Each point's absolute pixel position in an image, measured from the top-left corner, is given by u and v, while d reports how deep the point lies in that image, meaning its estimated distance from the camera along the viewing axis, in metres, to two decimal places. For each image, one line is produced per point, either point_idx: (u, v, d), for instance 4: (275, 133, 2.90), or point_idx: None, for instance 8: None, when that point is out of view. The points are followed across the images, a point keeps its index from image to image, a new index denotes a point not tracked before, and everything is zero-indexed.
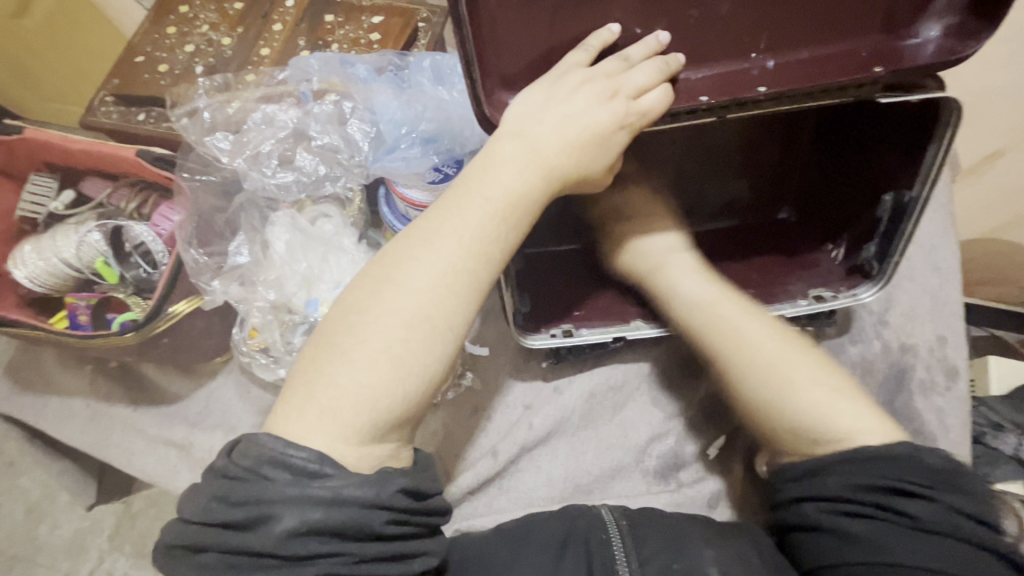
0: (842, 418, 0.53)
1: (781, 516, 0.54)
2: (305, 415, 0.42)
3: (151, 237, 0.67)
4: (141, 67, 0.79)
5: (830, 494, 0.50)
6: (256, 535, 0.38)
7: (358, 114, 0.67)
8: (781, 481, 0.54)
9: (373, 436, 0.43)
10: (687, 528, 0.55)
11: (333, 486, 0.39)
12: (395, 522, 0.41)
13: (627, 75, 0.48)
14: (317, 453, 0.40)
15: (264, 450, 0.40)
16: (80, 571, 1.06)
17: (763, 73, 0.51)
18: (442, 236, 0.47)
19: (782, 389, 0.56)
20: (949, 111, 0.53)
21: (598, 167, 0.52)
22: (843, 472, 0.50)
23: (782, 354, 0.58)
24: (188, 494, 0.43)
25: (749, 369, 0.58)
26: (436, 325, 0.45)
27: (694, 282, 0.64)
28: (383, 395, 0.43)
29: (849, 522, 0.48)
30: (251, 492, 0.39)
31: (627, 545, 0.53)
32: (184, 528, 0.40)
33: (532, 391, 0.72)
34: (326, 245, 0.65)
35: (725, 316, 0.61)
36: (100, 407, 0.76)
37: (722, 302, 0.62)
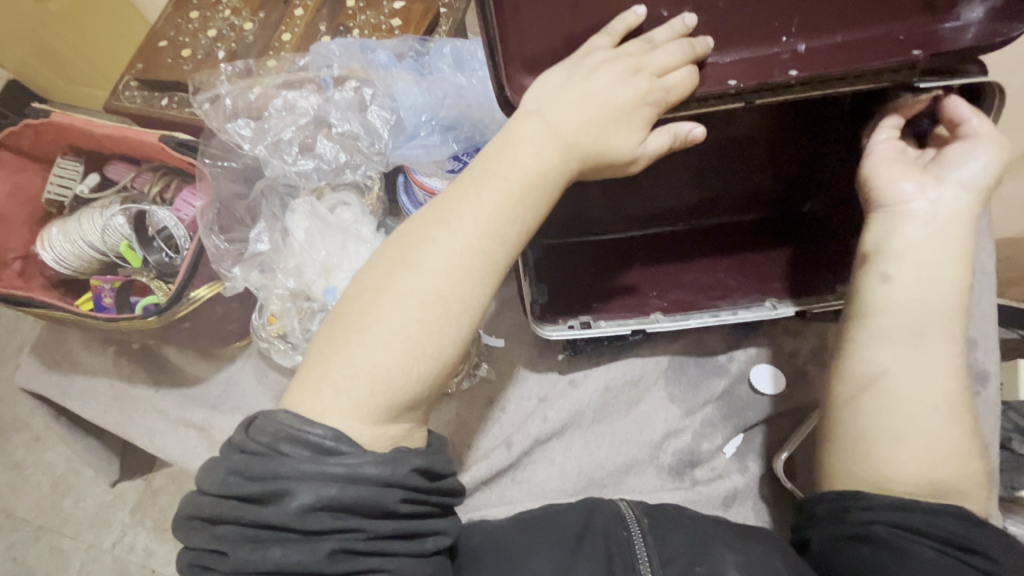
0: (974, 486, 0.49)
1: (843, 531, 0.50)
2: (320, 393, 0.42)
3: (173, 222, 0.68)
4: (164, 51, 0.79)
5: (925, 530, 0.47)
6: (273, 509, 0.38)
7: (378, 101, 0.66)
8: (861, 504, 0.49)
9: (388, 416, 0.43)
10: (711, 529, 0.54)
11: (349, 463, 0.39)
12: (409, 500, 0.41)
13: (651, 54, 0.46)
14: (333, 431, 0.40)
15: (282, 426, 0.40)
16: (104, 542, 1.09)
17: (795, 57, 0.50)
18: (458, 216, 0.45)
19: (940, 449, 0.49)
20: (990, 94, 0.51)
21: (625, 143, 0.48)
22: (938, 516, 0.47)
23: (953, 398, 0.50)
24: (204, 466, 0.42)
25: (902, 401, 0.50)
26: (451, 307, 0.44)
27: (914, 287, 0.52)
28: (397, 376, 0.42)
29: (925, 548, 0.46)
30: (267, 467, 0.39)
31: (648, 539, 0.53)
32: (200, 500, 0.41)
33: (546, 383, 0.72)
34: (344, 234, 0.65)
35: (930, 342, 0.51)
36: (123, 387, 0.77)
37: (945, 329, 0.51)
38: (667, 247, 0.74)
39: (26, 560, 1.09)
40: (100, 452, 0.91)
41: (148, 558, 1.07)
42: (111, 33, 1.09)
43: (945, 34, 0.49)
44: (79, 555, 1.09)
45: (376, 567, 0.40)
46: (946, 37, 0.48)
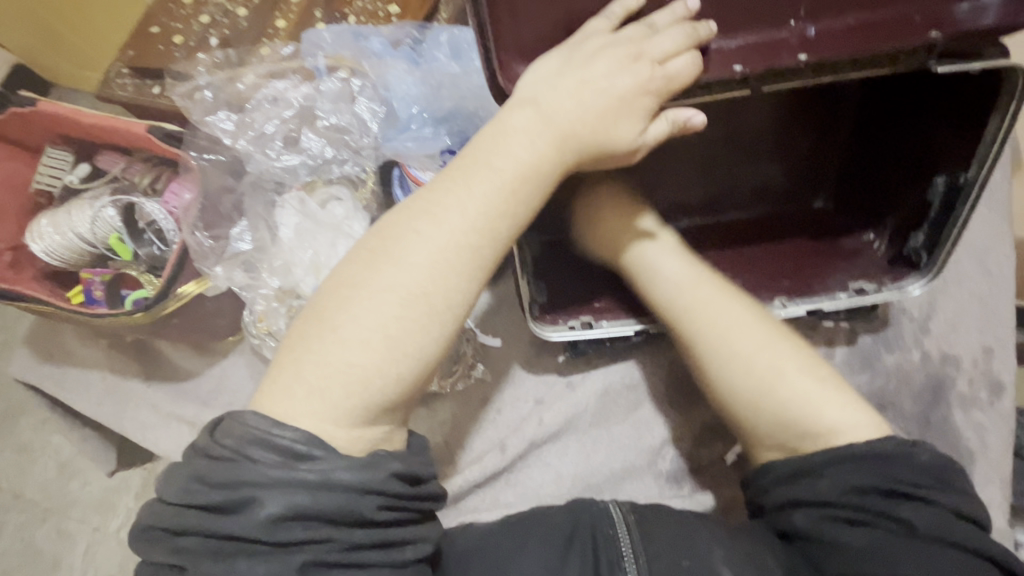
0: (827, 402, 0.51)
1: (772, 524, 0.51)
2: (291, 392, 0.40)
3: (163, 215, 0.66)
4: (156, 37, 0.77)
5: (817, 497, 0.48)
6: (240, 517, 0.36)
7: (367, 92, 0.65)
8: (769, 483, 0.52)
9: (363, 419, 0.41)
10: (698, 526, 0.51)
11: (321, 468, 0.37)
12: (386, 507, 0.39)
13: (652, 40, 0.44)
14: (305, 433, 0.38)
15: (249, 430, 0.38)
16: (105, 529, 1.10)
17: (803, 42, 0.46)
18: (444, 208, 0.43)
19: (763, 380, 0.53)
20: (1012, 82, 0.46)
21: (626, 134, 0.45)
22: (834, 465, 0.48)
23: (772, 339, 0.55)
24: (168, 470, 0.40)
25: (723, 367, 0.55)
26: (433, 304, 0.42)
27: (672, 261, 0.59)
28: (374, 377, 0.40)
29: (847, 531, 0.46)
30: (233, 473, 0.37)
31: (634, 539, 0.50)
32: (162, 510, 0.39)
33: (543, 384, 0.70)
34: (335, 231, 0.63)
35: (708, 302, 0.57)
36: (116, 380, 0.76)
37: (698, 283, 0.58)
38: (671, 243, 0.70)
39: (30, 544, 1.10)
40: (99, 442, 0.91)
41: None
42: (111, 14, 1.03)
43: (964, 15, 0.44)
44: (81, 540, 1.09)
45: None
46: (965, 18, 0.44)
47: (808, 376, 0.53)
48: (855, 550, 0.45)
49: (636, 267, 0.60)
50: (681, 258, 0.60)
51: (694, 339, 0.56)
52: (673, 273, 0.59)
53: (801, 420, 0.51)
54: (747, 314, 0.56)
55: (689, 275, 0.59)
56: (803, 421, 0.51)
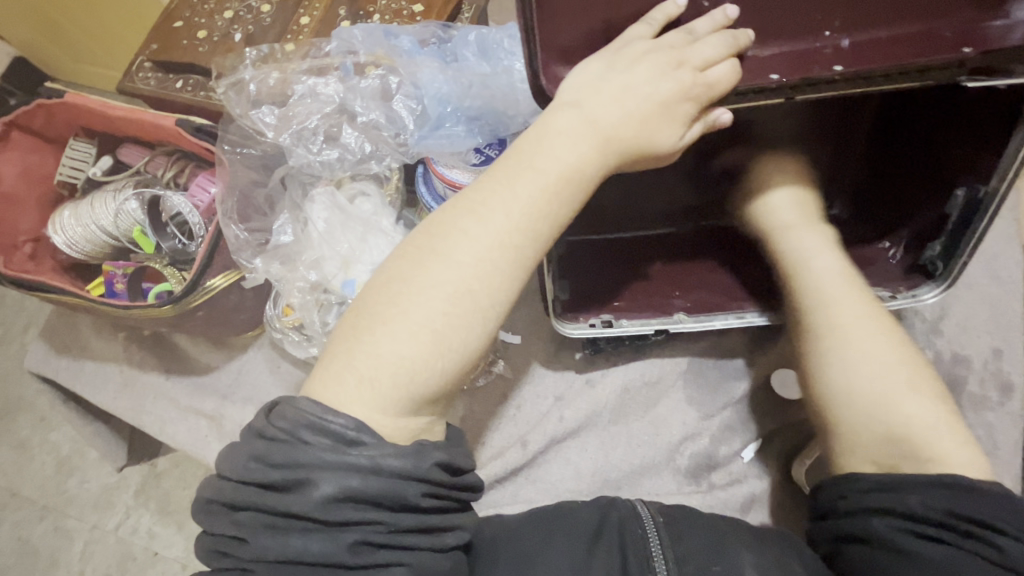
0: (939, 433, 0.48)
1: (838, 527, 0.48)
2: (344, 382, 0.41)
3: (188, 208, 0.66)
4: (179, 32, 0.77)
5: (904, 507, 0.45)
6: (294, 497, 0.37)
7: (403, 90, 0.65)
8: (853, 489, 0.49)
9: (410, 408, 0.42)
10: (727, 530, 0.52)
11: (372, 454, 0.38)
12: (430, 495, 0.40)
13: (694, 47, 0.45)
14: (355, 421, 0.39)
15: (303, 415, 0.39)
16: (107, 523, 1.09)
17: (836, 53, 0.47)
18: (490, 208, 0.44)
19: (880, 396, 0.51)
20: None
21: (664, 139, 0.47)
22: (927, 488, 0.45)
23: (896, 351, 0.53)
24: (225, 450, 0.42)
25: (835, 384, 0.53)
26: (478, 302, 0.43)
27: (830, 256, 0.58)
28: (423, 370, 0.41)
29: (924, 544, 0.44)
30: (290, 455, 0.38)
31: (663, 539, 0.51)
32: (221, 485, 0.40)
33: (563, 381, 0.71)
34: (365, 226, 0.64)
35: (850, 296, 0.55)
36: (133, 373, 0.76)
37: (857, 291, 0.56)
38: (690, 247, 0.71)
39: (30, 539, 1.09)
40: (108, 437, 0.91)
41: (151, 542, 1.07)
42: (128, 18, 1.03)
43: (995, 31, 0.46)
44: (82, 535, 1.09)
45: (395, 561, 0.39)
46: (995, 35, 0.45)
47: (930, 399, 0.50)
48: (934, 566, 0.43)
49: (789, 253, 0.59)
50: (835, 257, 0.58)
51: (836, 327, 0.54)
52: (834, 266, 0.57)
53: (904, 427, 0.49)
54: (871, 311, 0.54)
55: (842, 271, 0.57)
56: (908, 425, 0.49)
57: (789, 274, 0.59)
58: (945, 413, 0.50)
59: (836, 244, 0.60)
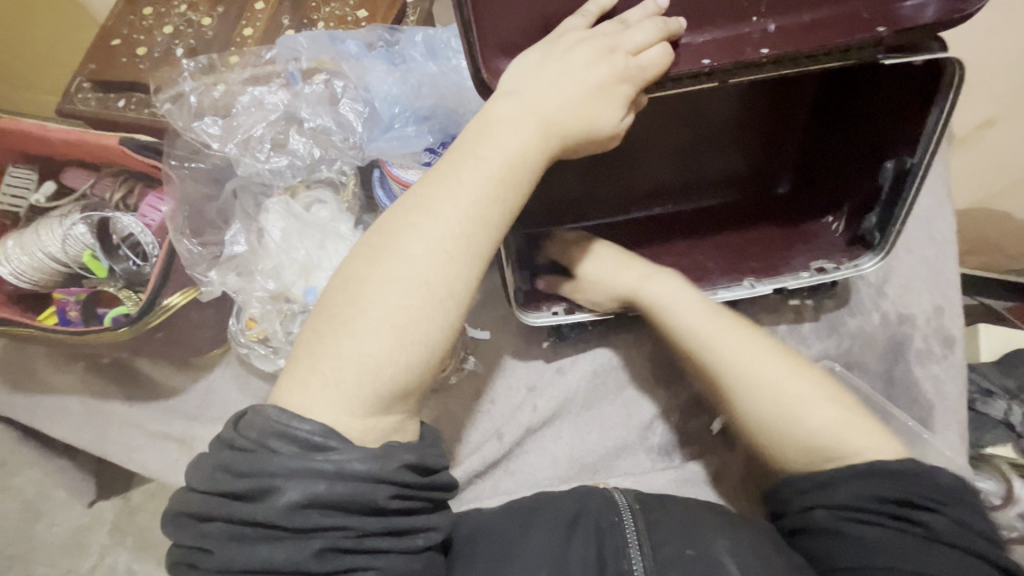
0: (849, 429, 0.51)
1: (793, 523, 0.51)
2: (308, 385, 0.40)
3: (139, 228, 0.65)
4: (118, 50, 0.75)
5: (830, 501, 0.49)
6: (260, 506, 0.36)
7: (350, 93, 0.66)
8: (791, 493, 0.52)
9: (381, 406, 0.41)
10: (704, 516, 0.53)
11: (337, 459, 0.37)
12: (398, 496, 0.39)
13: (625, 34, 0.46)
14: (322, 425, 0.39)
15: (269, 422, 0.38)
16: (82, 567, 1.05)
17: (764, 37, 0.50)
18: (438, 202, 0.44)
19: (786, 410, 0.53)
20: (950, 74, 0.51)
21: (604, 121, 0.48)
22: (852, 479, 0.48)
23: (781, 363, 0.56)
24: (195, 461, 0.41)
25: (772, 430, 0.53)
26: (435, 293, 0.43)
27: (686, 295, 0.61)
28: (387, 364, 0.41)
29: (857, 527, 0.47)
30: (256, 463, 0.37)
31: (640, 526, 0.52)
32: (190, 495, 0.39)
33: (533, 371, 0.72)
34: (322, 232, 0.63)
35: (720, 332, 0.58)
36: (95, 403, 0.74)
37: (717, 316, 0.59)
38: (652, 231, 0.74)
39: None
40: (75, 473, 0.88)
41: None
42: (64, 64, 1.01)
43: (908, 11, 0.49)
44: None
45: (367, 559, 0.38)
46: (907, 15, 0.49)
47: (830, 404, 0.53)
48: (865, 546, 0.46)
49: (652, 305, 0.62)
50: (694, 292, 0.62)
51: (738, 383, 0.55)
52: (689, 306, 0.60)
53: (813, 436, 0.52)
54: (743, 333, 0.58)
55: (705, 309, 0.60)
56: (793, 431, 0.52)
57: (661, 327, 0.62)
58: (841, 408, 0.52)
59: (686, 280, 0.63)
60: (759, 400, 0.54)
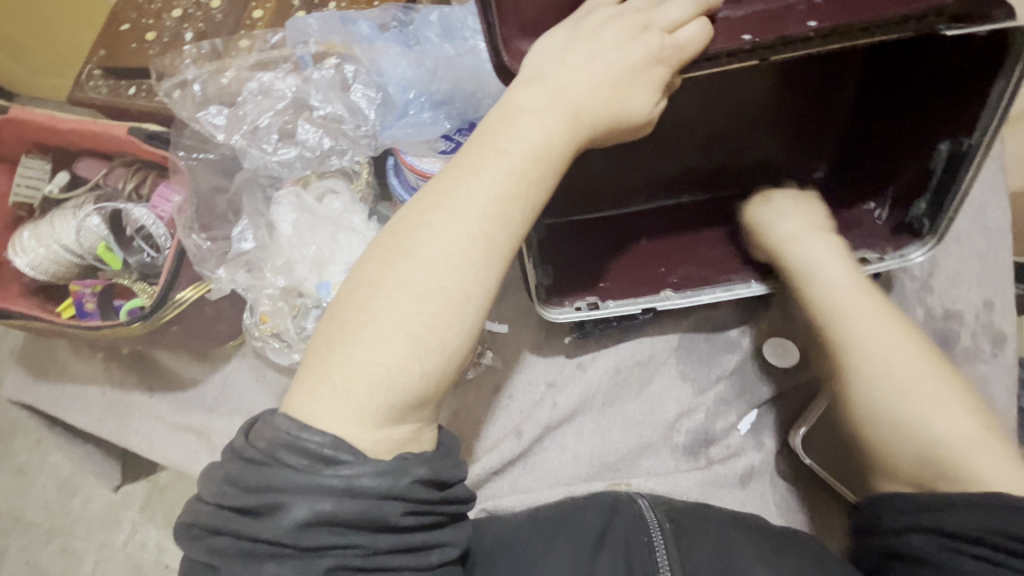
0: (976, 450, 0.44)
1: (880, 545, 0.46)
2: (319, 395, 0.38)
3: (151, 219, 0.64)
4: (127, 35, 0.73)
5: (947, 529, 0.41)
6: (268, 523, 0.35)
7: (362, 79, 0.63)
8: (887, 508, 0.46)
9: (393, 417, 0.39)
10: (739, 538, 0.51)
11: (347, 474, 0.36)
12: (412, 513, 0.37)
13: (659, 10, 0.43)
14: (331, 437, 0.37)
15: (278, 433, 0.37)
16: (113, 543, 1.08)
17: (810, 9, 0.45)
18: (454, 199, 0.41)
19: (902, 410, 0.47)
20: (1021, 43, 0.46)
21: (637, 107, 0.44)
22: (974, 504, 0.41)
23: (926, 356, 0.49)
24: (204, 472, 0.39)
25: (894, 426, 0.47)
26: (452, 297, 0.40)
27: (839, 265, 0.57)
28: (399, 373, 0.39)
29: (966, 561, 0.40)
30: (264, 478, 0.35)
31: (670, 547, 0.50)
32: (198, 508, 0.38)
33: (553, 367, 0.70)
34: (335, 225, 0.61)
35: (861, 311, 0.53)
36: (115, 393, 0.75)
37: (861, 295, 0.54)
38: (679, 222, 0.70)
39: (37, 561, 1.07)
40: (101, 457, 0.89)
41: (158, 556, 1.06)
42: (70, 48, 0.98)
43: None
44: (88, 557, 1.07)
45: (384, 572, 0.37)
46: None
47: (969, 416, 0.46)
48: None
49: (796, 269, 0.59)
50: (843, 264, 0.57)
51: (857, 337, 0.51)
52: (839, 277, 0.56)
53: (930, 445, 0.46)
54: (885, 316, 0.52)
55: (854, 283, 0.55)
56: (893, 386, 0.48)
57: (796, 285, 0.59)
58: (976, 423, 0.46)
59: (846, 253, 0.59)
60: (881, 391, 0.48)
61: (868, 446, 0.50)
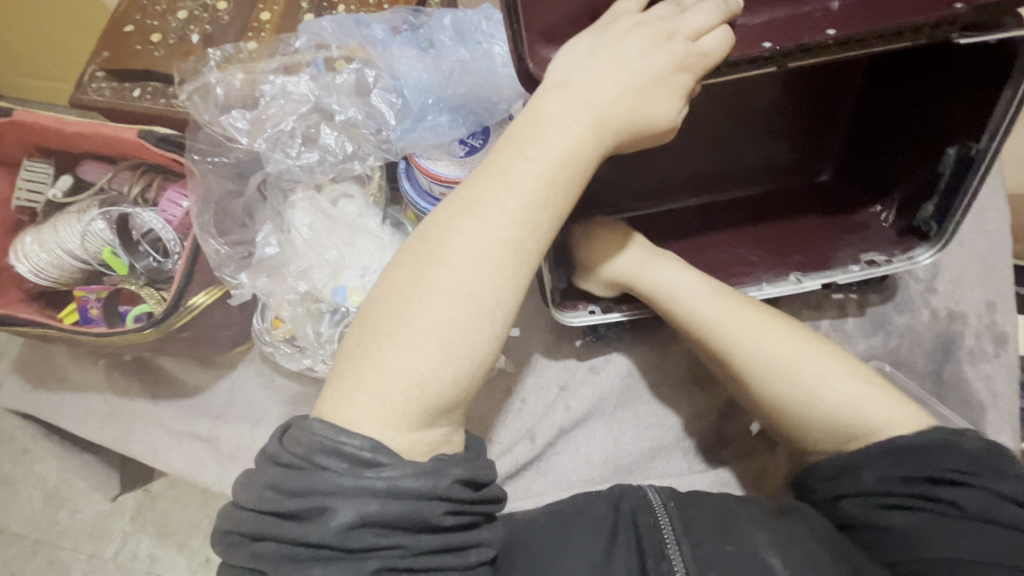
0: (885, 404, 0.51)
1: (836, 515, 0.50)
2: (352, 400, 0.38)
3: (160, 224, 0.63)
4: (131, 37, 0.72)
5: (864, 487, 0.48)
6: (313, 527, 0.35)
7: (382, 83, 0.63)
8: (817, 482, 0.52)
9: (427, 421, 0.39)
10: (741, 512, 0.50)
11: (389, 476, 0.35)
12: (452, 512, 0.37)
13: (683, 17, 0.43)
14: (370, 441, 0.37)
15: (316, 437, 0.36)
16: (105, 553, 1.05)
17: (827, 15, 0.46)
18: (484, 205, 0.41)
19: (807, 387, 0.54)
20: (1023, 55, 0.48)
21: (663, 115, 0.44)
22: (883, 462, 0.48)
23: (794, 337, 0.56)
24: (240, 478, 0.39)
25: (815, 410, 0.53)
26: (481, 303, 0.40)
27: (687, 279, 0.59)
28: (433, 379, 0.38)
29: (891, 514, 0.46)
30: (305, 482, 0.35)
31: (676, 526, 0.49)
32: (237, 515, 0.37)
33: (566, 371, 0.70)
34: (350, 228, 0.61)
35: (726, 313, 0.57)
36: (117, 401, 0.73)
37: (708, 302, 0.58)
38: (690, 226, 0.70)
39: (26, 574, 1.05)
40: (96, 467, 0.87)
41: (152, 565, 1.04)
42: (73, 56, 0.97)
43: None
44: (78, 568, 1.05)
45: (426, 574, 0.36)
46: None
47: (854, 377, 0.54)
48: (907, 534, 0.45)
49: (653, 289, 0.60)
50: (693, 274, 0.60)
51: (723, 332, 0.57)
52: (693, 289, 0.59)
53: (833, 416, 0.53)
54: (748, 308, 0.58)
55: (707, 289, 0.59)
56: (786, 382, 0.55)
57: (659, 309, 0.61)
58: (862, 380, 0.54)
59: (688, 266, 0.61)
60: (789, 377, 0.55)
61: (800, 431, 0.55)
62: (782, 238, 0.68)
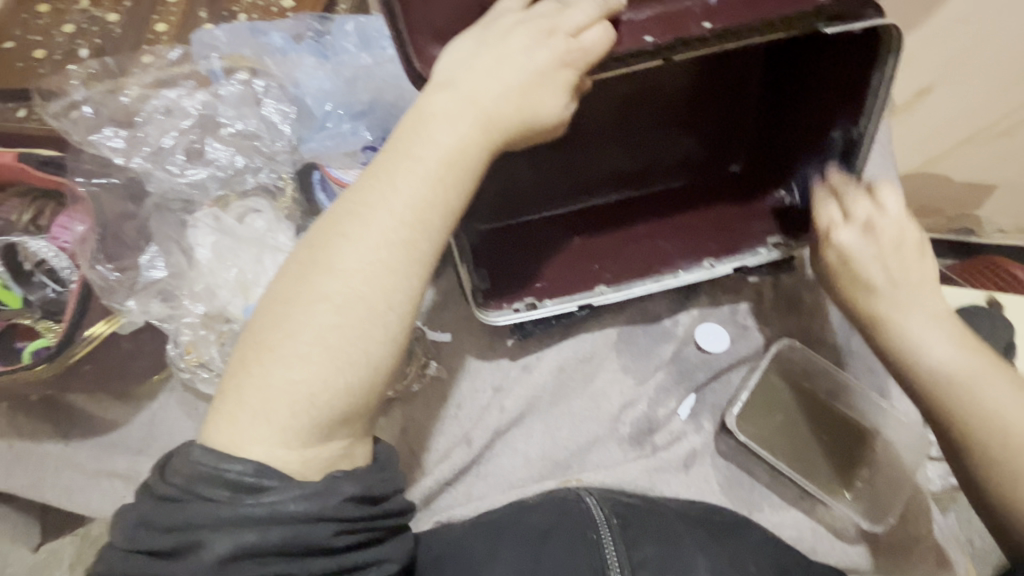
0: None
1: None
2: (237, 422, 0.37)
3: (53, 252, 0.59)
4: (10, 54, 0.67)
5: None
6: (186, 562, 0.33)
7: (274, 92, 0.63)
8: None
9: (319, 435, 0.38)
10: (682, 533, 0.54)
11: (271, 500, 0.34)
12: (345, 532, 0.36)
13: (565, 14, 0.44)
14: (254, 464, 0.36)
15: (196, 467, 0.35)
16: None
17: (705, 10, 0.47)
18: (370, 207, 0.41)
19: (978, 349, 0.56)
20: (890, 40, 0.52)
21: (549, 110, 0.45)
22: None
23: None
24: (116, 516, 0.38)
25: None
26: (372, 307, 0.39)
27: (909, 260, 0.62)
28: (322, 390, 0.38)
29: None
30: (181, 515, 0.34)
31: (618, 546, 0.51)
32: (112, 557, 0.36)
33: (498, 371, 0.70)
34: (258, 246, 0.59)
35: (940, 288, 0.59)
36: (25, 445, 0.68)
37: None
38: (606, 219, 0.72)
39: None
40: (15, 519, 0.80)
41: None
42: None
43: None
44: None
45: None
46: None
47: None
48: None
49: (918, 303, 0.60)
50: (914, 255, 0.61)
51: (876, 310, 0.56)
52: None
53: None
54: None
55: None
56: None
57: None
58: None
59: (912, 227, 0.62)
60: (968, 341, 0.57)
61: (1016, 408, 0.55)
62: (695, 226, 0.70)
